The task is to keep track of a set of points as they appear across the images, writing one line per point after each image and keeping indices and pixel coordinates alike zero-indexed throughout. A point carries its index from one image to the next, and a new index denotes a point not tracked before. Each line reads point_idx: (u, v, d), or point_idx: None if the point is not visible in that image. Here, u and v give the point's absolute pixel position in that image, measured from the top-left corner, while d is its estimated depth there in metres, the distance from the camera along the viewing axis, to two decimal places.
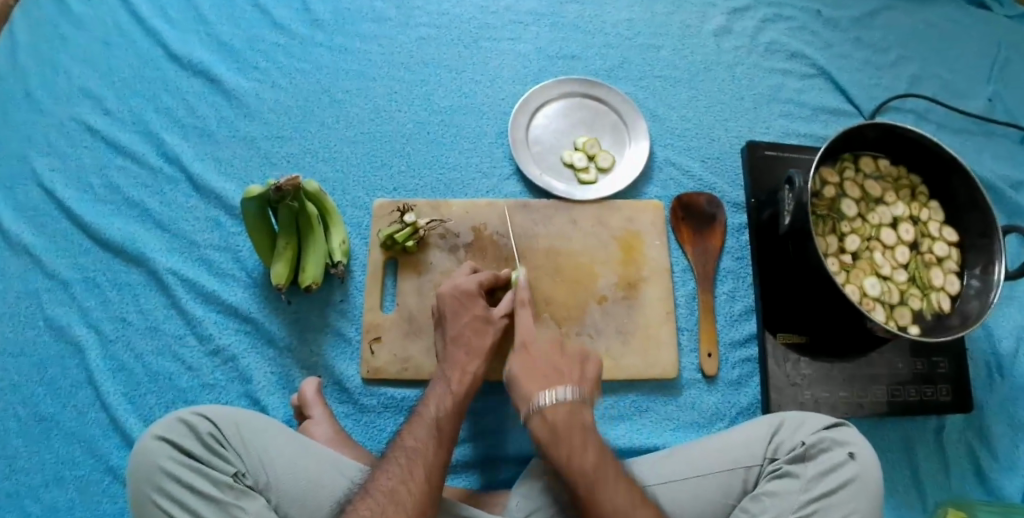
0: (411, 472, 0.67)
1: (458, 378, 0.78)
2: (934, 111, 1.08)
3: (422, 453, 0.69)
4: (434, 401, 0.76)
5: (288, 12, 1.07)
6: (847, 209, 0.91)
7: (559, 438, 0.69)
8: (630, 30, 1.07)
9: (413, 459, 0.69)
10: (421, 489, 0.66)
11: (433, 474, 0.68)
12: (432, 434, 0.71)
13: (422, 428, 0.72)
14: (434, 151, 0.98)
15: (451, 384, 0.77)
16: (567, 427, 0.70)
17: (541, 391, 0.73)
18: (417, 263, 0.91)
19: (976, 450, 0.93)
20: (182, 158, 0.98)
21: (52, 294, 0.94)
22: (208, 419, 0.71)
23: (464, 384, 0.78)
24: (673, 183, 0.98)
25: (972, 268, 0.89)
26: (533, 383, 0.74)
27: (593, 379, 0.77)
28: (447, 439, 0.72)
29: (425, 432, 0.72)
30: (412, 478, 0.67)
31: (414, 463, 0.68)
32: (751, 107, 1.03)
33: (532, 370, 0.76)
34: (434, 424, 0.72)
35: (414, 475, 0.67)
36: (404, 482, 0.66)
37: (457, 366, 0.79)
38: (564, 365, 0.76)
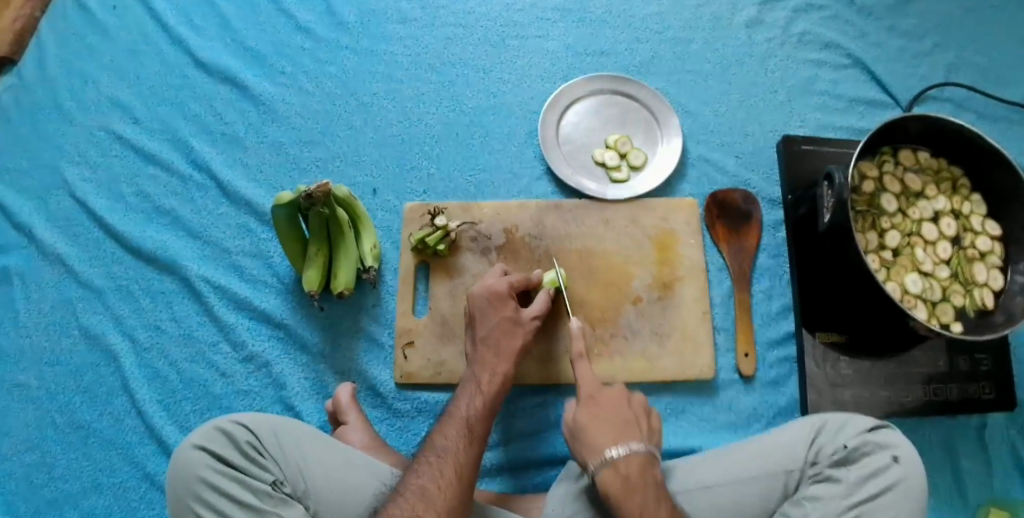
0: (443, 472, 0.67)
1: (488, 379, 0.78)
2: (972, 100, 1.05)
3: (453, 453, 0.69)
4: (466, 402, 0.76)
5: (313, 14, 1.05)
6: (887, 205, 0.88)
7: (633, 493, 0.67)
8: (660, 25, 1.05)
9: (445, 459, 0.69)
10: (453, 489, 0.66)
11: (463, 469, 0.68)
12: (464, 434, 0.72)
13: (454, 428, 0.72)
14: (463, 153, 0.96)
15: (481, 385, 0.77)
16: (639, 481, 0.68)
17: (611, 443, 0.70)
18: (449, 266, 0.90)
19: (1019, 447, 0.92)
20: (210, 165, 0.98)
21: (86, 303, 0.94)
22: (245, 427, 0.71)
23: (494, 384, 0.78)
24: (707, 180, 0.96)
25: (1018, 263, 0.87)
26: (600, 432, 0.72)
27: (657, 430, 0.75)
28: (477, 438, 0.72)
29: (457, 433, 0.72)
30: (444, 477, 0.67)
31: (446, 462, 0.68)
32: (785, 101, 1.01)
33: (601, 418, 0.73)
34: (466, 425, 0.73)
35: (445, 475, 0.67)
36: (436, 482, 0.66)
37: (487, 368, 0.79)
38: (633, 416, 0.74)
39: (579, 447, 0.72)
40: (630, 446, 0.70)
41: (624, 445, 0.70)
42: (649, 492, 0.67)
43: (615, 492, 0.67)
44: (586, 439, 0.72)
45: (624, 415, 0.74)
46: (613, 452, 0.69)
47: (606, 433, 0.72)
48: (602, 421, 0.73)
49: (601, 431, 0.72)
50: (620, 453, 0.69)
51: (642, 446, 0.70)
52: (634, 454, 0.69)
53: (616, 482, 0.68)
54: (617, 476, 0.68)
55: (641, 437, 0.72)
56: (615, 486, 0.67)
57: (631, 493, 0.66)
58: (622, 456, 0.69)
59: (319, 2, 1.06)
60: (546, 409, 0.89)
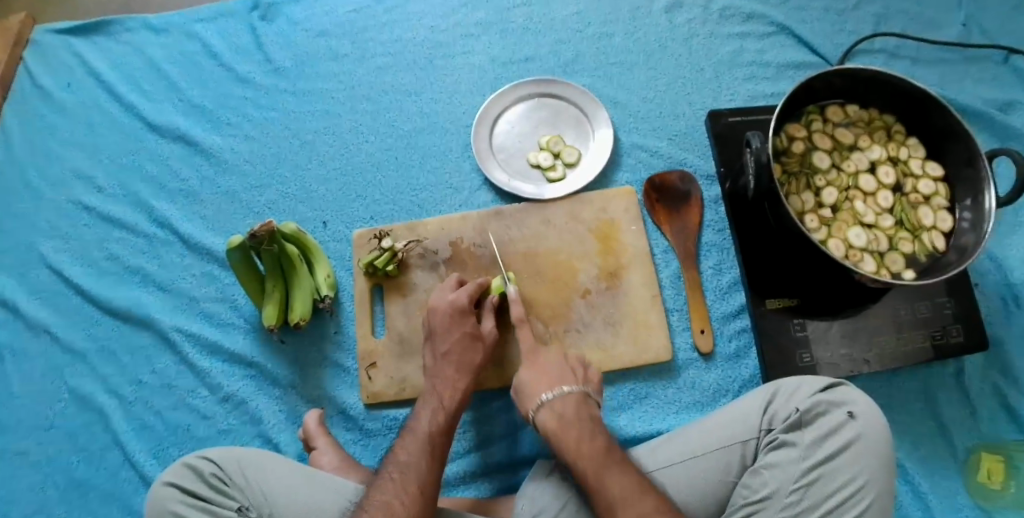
0: (405, 486, 0.68)
1: (448, 396, 0.79)
2: (905, 47, 1.04)
3: (415, 467, 0.70)
4: (426, 418, 0.76)
5: (251, 65, 1.11)
6: (820, 163, 0.88)
7: (567, 425, 0.73)
8: (581, 22, 1.07)
9: (407, 474, 0.70)
10: (416, 501, 0.67)
11: (425, 479, 0.69)
12: (424, 448, 0.72)
13: (415, 443, 0.73)
14: (404, 175, 1.00)
15: (442, 400, 0.78)
16: (574, 415, 0.74)
17: (547, 390, 0.77)
18: (401, 285, 0.93)
19: (1001, 388, 0.90)
20: (172, 221, 1.04)
21: (73, 367, 1.00)
22: (211, 461, 0.74)
23: (454, 401, 0.78)
24: (643, 166, 0.97)
25: (963, 201, 0.85)
26: (536, 382, 0.79)
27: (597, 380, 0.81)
28: (438, 452, 0.73)
29: (418, 449, 0.72)
30: (407, 491, 0.68)
31: (408, 477, 0.69)
32: (713, 77, 1.02)
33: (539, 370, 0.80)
34: (428, 441, 0.73)
35: (408, 489, 0.68)
36: (399, 496, 0.67)
37: (447, 383, 0.80)
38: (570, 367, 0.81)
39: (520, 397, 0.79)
40: (563, 388, 0.77)
41: (558, 388, 0.77)
42: (585, 424, 0.73)
43: (552, 427, 0.74)
44: (525, 388, 0.79)
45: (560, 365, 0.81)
46: (545, 396, 0.76)
47: (541, 381, 0.79)
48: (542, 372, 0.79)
49: (537, 380, 0.79)
50: (551, 395, 0.76)
51: (577, 388, 0.77)
52: (568, 395, 0.76)
53: (554, 421, 0.74)
54: (556, 414, 0.75)
55: (577, 381, 0.79)
56: (552, 423, 0.74)
57: (567, 426, 0.73)
58: (556, 397, 0.76)
59: (256, 53, 1.12)
60: (511, 411, 0.90)
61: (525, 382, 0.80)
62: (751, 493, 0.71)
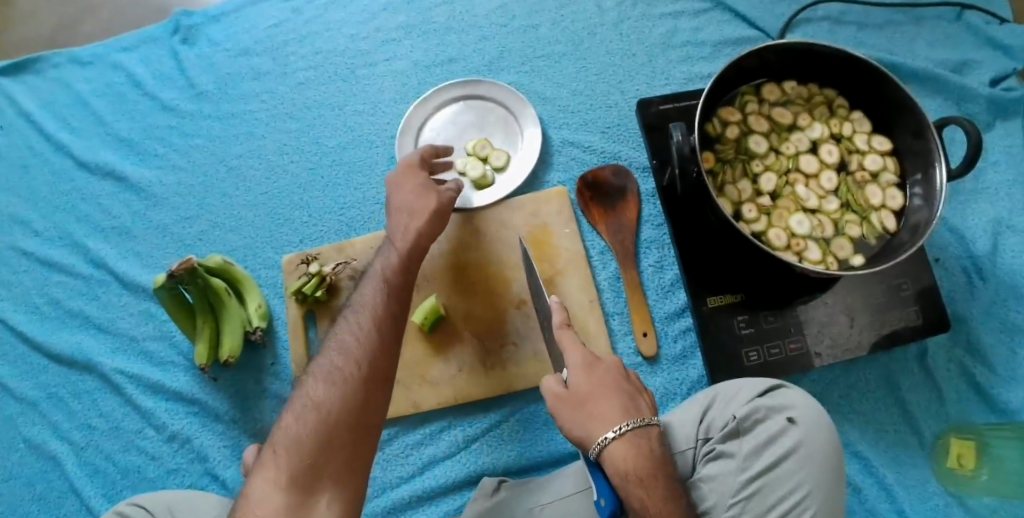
0: (352, 353, 0.61)
1: (402, 279, 0.70)
2: (850, 13, 0.97)
3: (360, 332, 0.63)
4: (369, 289, 0.68)
5: (174, 92, 1.08)
6: (757, 147, 0.83)
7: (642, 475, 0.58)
8: (505, 16, 1.01)
9: (350, 344, 0.62)
10: (362, 369, 0.60)
11: (373, 353, 0.62)
12: (373, 316, 0.65)
13: (364, 319, 0.64)
14: (331, 194, 0.96)
15: (385, 271, 0.70)
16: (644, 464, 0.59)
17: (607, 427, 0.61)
18: (333, 309, 0.90)
19: (969, 368, 0.85)
20: (107, 261, 1.02)
21: (25, 416, 0.99)
22: (141, 507, 0.75)
23: (402, 286, 0.70)
24: (575, 163, 0.92)
25: (913, 177, 0.79)
26: (593, 411, 0.62)
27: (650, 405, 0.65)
28: (390, 330, 0.65)
29: (365, 323, 0.64)
30: (352, 358, 0.61)
31: (354, 351, 0.62)
32: (645, 62, 0.96)
33: (597, 390, 0.63)
34: (375, 315, 0.65)
35: (354, 358, 0.61)
36: (342, 366, 0.60)
37: (390, 257, 0.72)
38: (628, 390, 0.65)
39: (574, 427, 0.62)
40: (647, 420, 0.62)
41: (640, 419, 0.62)
42: (662, 475, 0.60)
43: (635, 478, 0.58)
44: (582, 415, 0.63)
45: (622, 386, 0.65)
46: (626, 426, 0.60)
47: (602, 411, 0.62)
48: (599, 385, 0.64)
49: (596, 412, 0.62)
50: (635, 426, 0.61)
51: (657, 421, 0.63)
52: (628, 437, 0.60)
53: (620, 472, 0.59)
54: (632, 452, 0.60)
55: (637, 398, 0.65)
56: (635, 470, 0.59)
57: (637, 479, 0.58)
58: (636, 431, 0.61)
59: (178, 78, 1.08)
60: (451, 431, 0.85)
61: (586, 395, 0.63)
62: None
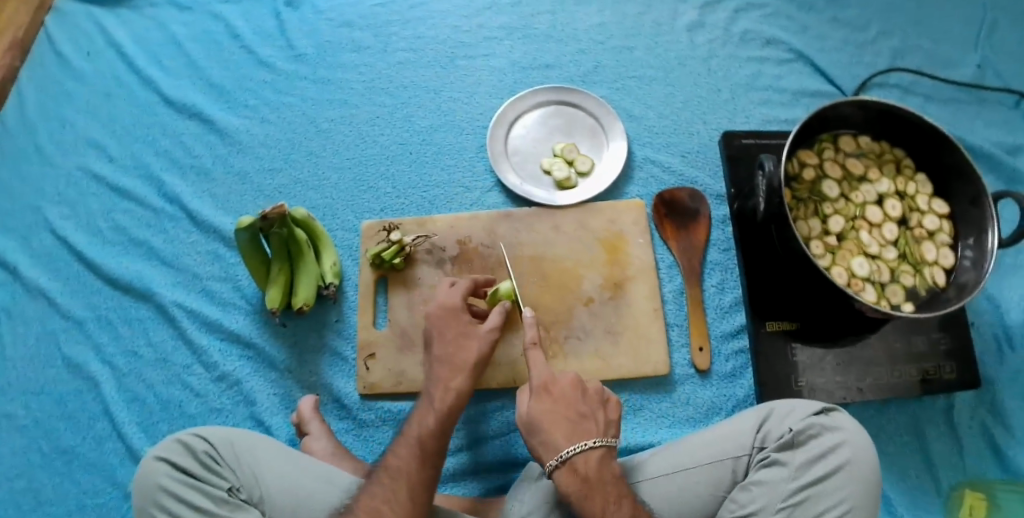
0: (395, 493, 0.68)
1: (443, 396, 0.77)
2: (920, 83, 1.05)
3: (406, 473, 0.70)
4: (420, 416, 0.75)
5: (273, 50, 1.12)
6: (829, 191, 0.89)
7: (594, 490, 0.68)
8: (603, 34, 1.08)
9: (398, 480, 0.69)
10: (406, 510, 0.67)
11: (416, 495, 0.68)
12: (416, 453, 0.71)
13: (406, 447, 0.72)
14: (417, 170, 1.01)
15: (434, 402, 0.76)
16: (599, 477, 0.69)
17: (568, 443, 0.71)
18: (406, 279, 0.93)
19: (990, 427, 0.91)
20: (181, 197, 1.04)
21: (69, 334, 0.99)
22: (204, 438, 0.72)
23: (449, 401, 0.76)
24: (654, 181, 0.98)
25: (966, 240, 0.86)
26: (556, 431, 0.72)
27: (612, 422, 0.76)
28: (430, 454, 0.72)
29: (408, 452, 0.72)
30: (397, 498, 0.67)
31: (398, 481, 0.69)
32: (729, 98, 1.03)
33: (555, 414, 0.73)
34: (418, 444, 0.72)
35: (397, 496, 0.67)
36: (388, 503, 0.67)
37: (441, 383, 0.78)
38: (586, 410, 0.74)
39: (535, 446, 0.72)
40: (587, 443, 0.70)
41: (581, 442, 0.71)
42: (608, 491, 0.68)
43: (576, 494, 0.68)
44: (545, 435, 0.72)
45: (580, 409, 0.74)
46: (567, 452, 0.70)
47: (561, 429, 0.72)
48: (556, 415, 0.73)
49: (556, 431, 0.72)
50: (576, 451, 0.70)
51: (600, 442, 0.71)
52: (592, 452, 0.70)
53: (577, 484, 0.69)
54: (583, 468, 0.69)
55: (590, 417, 0.73)
56: (574, 488, 0.69)
57: (593, 492, 0.68)
58: (579, 455, 0.70)
59: (278, 38, 1.12)
60: (503, 413, 0.91)
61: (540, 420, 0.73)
62: (738, 508, 0.71)
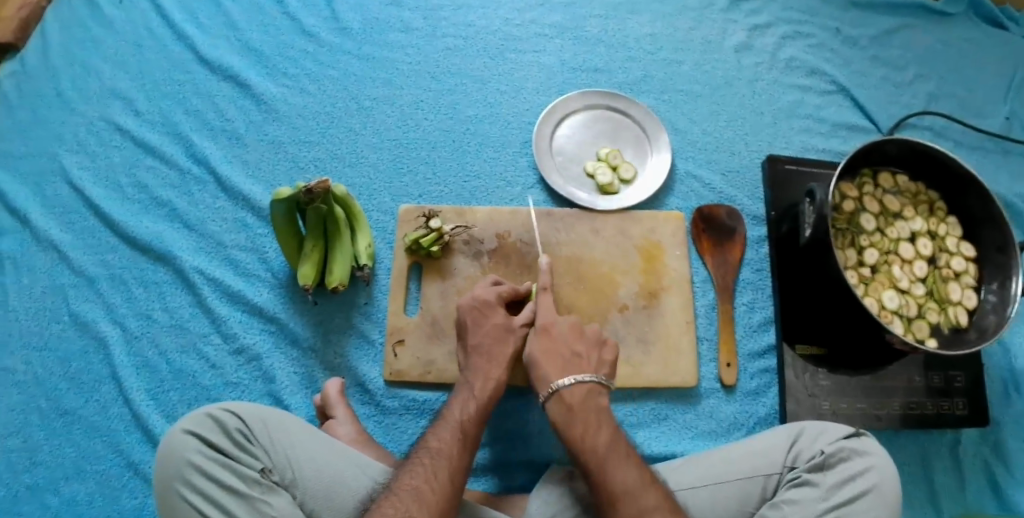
0: (436, 474, 0.66)
1: (482, 386, 0.77)
2: (951, 129, 1.09)
3: (447, 455, 0.69)
4: (459, 402, 0.75)
5: (318, 20, 1.09)
6: (866, 224, 0.92)
7: (576, 416, 0.72)
8: (652, 45, 1.09)
9: (438, 461, 0.68)
10: (446, 492, 0.65)
11: (456, 477, 0.67)
12: (457, 438, 0.71)
13: (447, 431, 0.72)
14: (459, 159, 1.00)
15: (474, 390, 0.77)
16: (583, 407, 0.72)
17: (560, 375, 0.75)
18: (441, 268, 0.92)
19: (992, 466, 0.94)
20: (211, 160, 1.00)
21: (79, 290, 0.95)
22: (235, 415, 0.71)
23: (487, 391, 0.77)
24: (694, 195, 0.99)
25: (990, 284, 0.89)
26: (550, 365, 0.76)
27: (609, 362, 0.79)
28: (470, 442, 0.71)
29: (449, 436, 0.71)
30: (437, 479, 0.66)
31: (438, 463, 0.68)
32: (771, 122, 1.05)
33: (551, 351, 0.78)
34: (460, 429, 0.72)
35: (438, 477, 0.66)
36: (429, 483, 0.65)
37: (481, 372, 0.78)
38: (584, 351, 0.78)
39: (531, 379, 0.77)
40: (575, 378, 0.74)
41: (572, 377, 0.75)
42: (590, 416, 0.71)
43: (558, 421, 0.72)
44: (539, 369, 0.77)
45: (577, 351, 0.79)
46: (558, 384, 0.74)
47: (555, 364, 0.77)
48: (553, 353, 0.78)
49: (549, 365, 0.76)
50: (564, 382, 0.74)
51: (590, 378, 0.75)
52: (579, 384, 0.74)
53: (562, 411, 0.72)
54: (570, 398, 0.73)
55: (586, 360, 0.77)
56: (558, 415, 0.73)
57: (575, 418, 0.71)
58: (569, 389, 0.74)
59: (325, 9, 1.10)
60: (530, 412, 0.89)
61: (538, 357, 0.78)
62: None
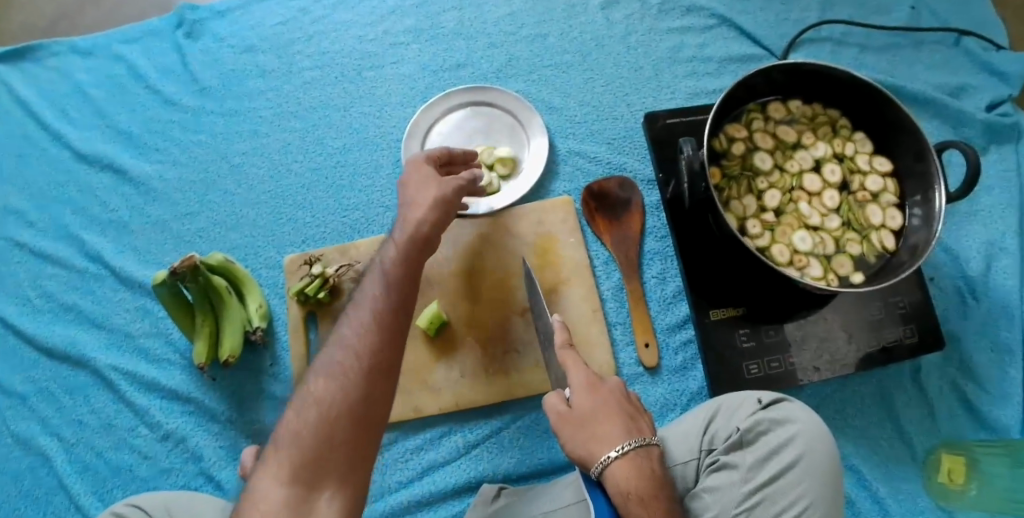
0: (361, 335, 0.58)
1: (414, 230, 0.66)
2: (852, 35, 0.99)
3: (370, 314, 0.59)
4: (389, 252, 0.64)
5: (177, 86, 1.07)
6: (762, 164, 0.84)
7: (654, 491, 0.61)
8: (513, 24, 1.03)
9: (364, 322, 0.58)
10: (371, 356, 0.57)
11: (385, 336, 0.58)
12: (383, 288, 0.61)
13: (373, 285, 0.61)
14: (335, 195, 0.96)
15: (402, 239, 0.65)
16: (654, 478, 0.63)
17: (625, 438, 0.64)
18: (334, 312, 0.90)
19: (961, 386, 0.86)
20: (104, 255, 1.00)
21: (14, 411, 0.96)
22: (138, 508, 0.75)
23: (419, 234, 0.66)
24: (580, 174, 0.94)
25: (913, 198, 0.81)
26: (605, 423, 0.66)
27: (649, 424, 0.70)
28: (400, 289, 0.61)
29: (376, 289, 0.61)
30: (362, 344, 0.57)
31: (362, 325, 0.58)
32: (652, 76, 0.98)
33: (606, 405, 0.67)
34: (385, 278, 0.62)
35: (363, 340, 0.57)
36: (353, 351, 0.57)
37: (409, 220, 0.67)
38: (633, 410, 0.68)
39: (581, 437, 0.65)
40: (645, 439, 0.65)
41: (639, 438, 0.65)
42: None
43: None
44: (594, 430, 0.65)
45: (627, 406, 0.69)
46: (627, 444, 0.63)
47: (614, 422, 0.66)
48: (607, 406, 0.67)
49: (612, 422, 0.65)
50: (637, 446, 0.64)
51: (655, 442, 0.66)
52: (650, 448, 0.65)
53: (637, 480, 0.62)
54: (635, 472, 0.62)
55: (647, 430, 0.67)
56: None
57: (654, 488, 0.61)
58: (638, 450, 0.64)
59: (182, 73, 1.08)
60: (452, 437, 0.85)
61: (586, 415, 0.67)
62: None
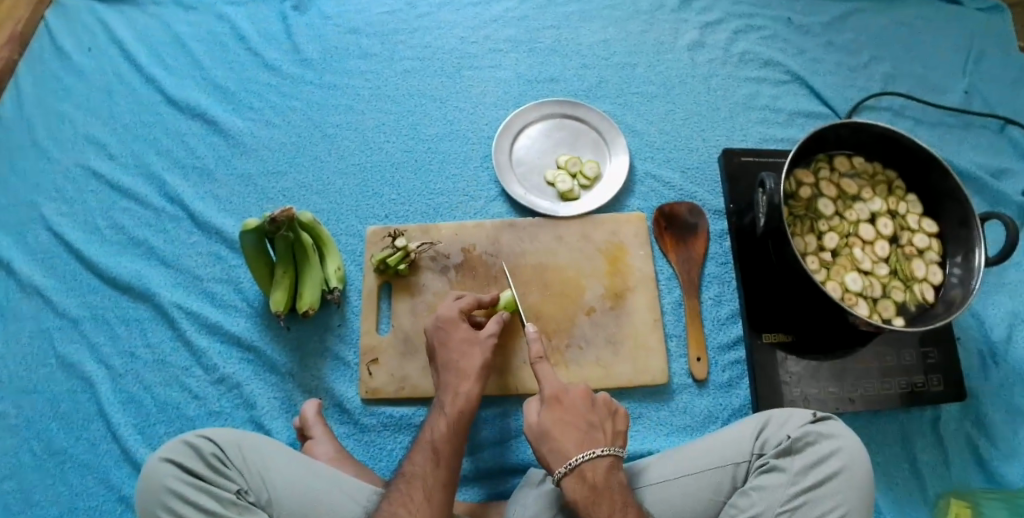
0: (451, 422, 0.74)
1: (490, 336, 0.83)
2: (910, 107, 1.09)
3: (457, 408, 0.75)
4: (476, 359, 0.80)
5: (278, 54, 1.13)
6: (824, 209, 0.92)
7: (600, 497, 0.67)
8: (606, 51, 1.11)
9: (451, 410, 0.75)
10: (455, 437, 0.73)
11: (464, 421, 0.74)
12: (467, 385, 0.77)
13: (461, 381, 0.78)
14: (421, 178, 1.02)
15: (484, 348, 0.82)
16: (603, 487, 0.68)
17: (578, 450, 0.69)
18: (410, 285, 0.95)
19: (975, 440, 0.94)
20: (183, 198, 1.04)
21: (63, 332, 0.98)
22: (211, 440, 0.74)
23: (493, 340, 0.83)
24: (654, 194, 1.01)
25: (955, 257, 0.89)
26: (563, 436, 0.70)
27: (621, 431, 0.74)
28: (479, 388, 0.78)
29: (464, 385, 0.77)
30: (452, 428, 0.73)
31: (454, 414, 0.74)
32: (728, 117, 1.07)
33: (563, 421, 0.71)
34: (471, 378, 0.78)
35: (452, 425, 0.73)
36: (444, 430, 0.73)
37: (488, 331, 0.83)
38: (593, 420, 0.72)
39: (542, 451, 0.71)
40: (595, 450, 0.69)
41: (590, 449, 0.69)
42: None
43: None
44: (553, 443, 0.70)
45: (589, 418, 0.72)
46: (575, 459, 0.68)
47: (570, 436, 0.70)
48: (564, 423, 0.71)
49: (564, 437, 0.70)
50: (583, 459, 0.68)
51: (607, 451, 0.69)
52: (600, 459, 0.69)
53: (583, 491, 0.67)
54: (580, 483, 0.68)
55: (606, 440, 0.71)
56: None
57: (597, 498, 0.67)
58: (586, 462, 0.68)
59: (285, 42, 1.14)
60: (507, 419, 0.90)
61: (549, 429, 0.71)
62: (738, 513, 0.73)
